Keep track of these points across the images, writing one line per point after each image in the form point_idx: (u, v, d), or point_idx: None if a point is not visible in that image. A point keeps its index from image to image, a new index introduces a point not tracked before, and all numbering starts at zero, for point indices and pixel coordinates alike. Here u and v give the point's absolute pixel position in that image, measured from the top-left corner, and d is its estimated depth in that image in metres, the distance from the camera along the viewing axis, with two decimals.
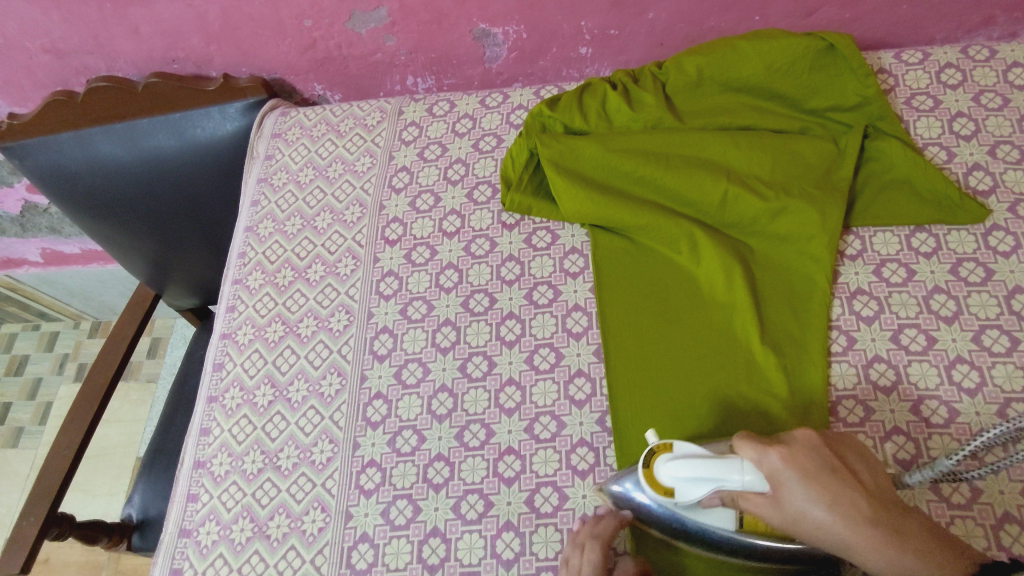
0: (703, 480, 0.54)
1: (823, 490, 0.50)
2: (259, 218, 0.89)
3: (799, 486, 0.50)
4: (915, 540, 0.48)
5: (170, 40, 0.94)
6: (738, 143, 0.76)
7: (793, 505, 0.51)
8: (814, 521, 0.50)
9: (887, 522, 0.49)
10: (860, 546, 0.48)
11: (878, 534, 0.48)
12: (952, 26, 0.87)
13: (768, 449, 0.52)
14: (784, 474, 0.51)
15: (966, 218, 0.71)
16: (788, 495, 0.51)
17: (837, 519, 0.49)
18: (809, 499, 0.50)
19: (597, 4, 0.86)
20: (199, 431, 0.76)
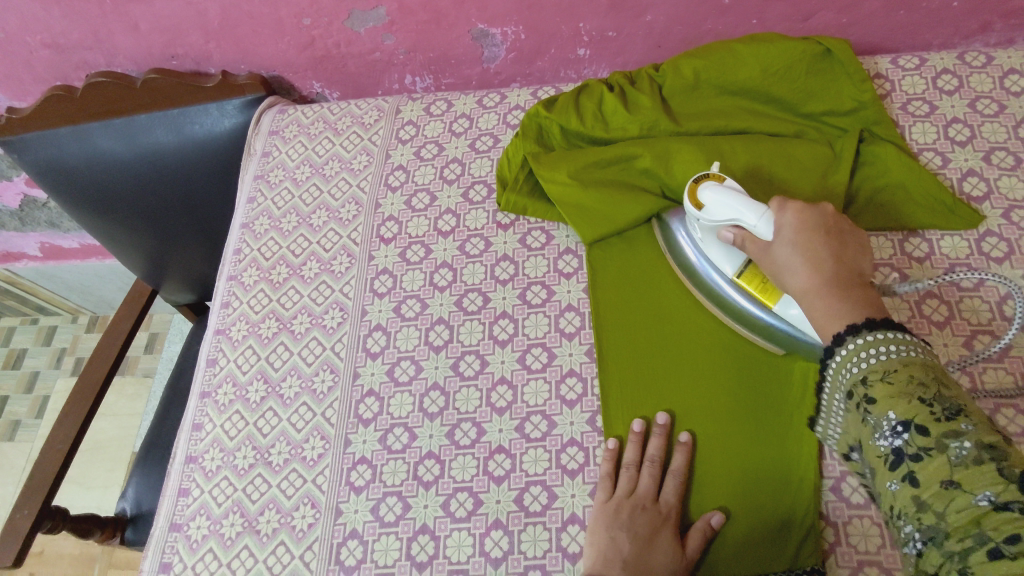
0: (727, 207, 0.64)
1: (804, 242, 0.58)
2: (255, 215, 0.89)
3: (790, 233, 0.59)
4: (852, 300, 0.55)
5: (169, 37, 0.94)
6: (735, 145, 0.75)
7: (777, 246, 0.59)
8: (784, 262, 0.59)
9: (842, 284, 0.56)
10: (807, 284, 0.57)
11: (826, 283, 0.56)
12: (949, 32, 0.87)
13: (787, 205, 0.60)
14: (786, 224, 0.59)
15: (960, 224, 0.71)
16: (782, 230, 0.59)
17: (798, 267, 0.57)
18: (789, 246, 0.58)
19: (595, 6, 0.86)
20: (191, 426, 0.76)
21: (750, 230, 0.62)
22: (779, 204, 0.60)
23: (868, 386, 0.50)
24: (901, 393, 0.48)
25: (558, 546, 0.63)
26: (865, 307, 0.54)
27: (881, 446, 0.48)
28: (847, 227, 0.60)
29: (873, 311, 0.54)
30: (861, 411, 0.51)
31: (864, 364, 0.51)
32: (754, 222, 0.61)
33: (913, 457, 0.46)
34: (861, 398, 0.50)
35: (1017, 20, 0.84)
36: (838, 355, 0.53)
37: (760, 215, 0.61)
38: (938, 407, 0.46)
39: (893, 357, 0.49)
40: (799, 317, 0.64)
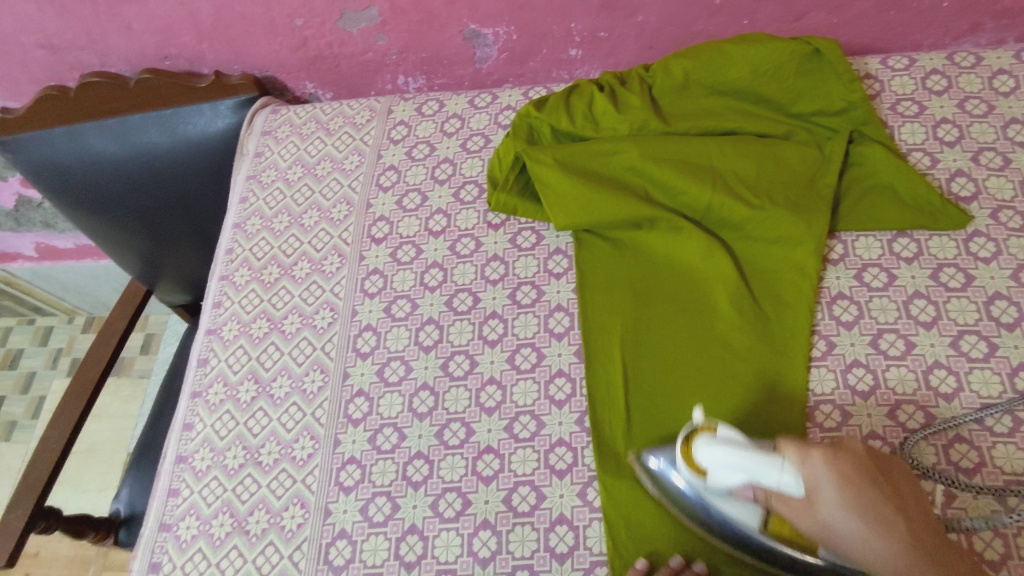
0: (736, 468, 0.53)
1: (858, 516, 0.49)
2: (247, 215, 0.89)
3: (836, 503, 0.49)
4: (946, 567, 0.47)
5: (162, 37, 0.94)
6: (723, 146, 0.76)
7: (828, 515, 0.50)
8: (843, 536, 0.49)
9: (928, 553, 0.48)
10: (892, 564, 0.48)
11: (910, 556, 0.47)
12: (939, 32, 0.87)
13: (814, 454, 0.51)
14: (824, 488, 0.50)
15: (949, 224, 0.71)
16: (826, 504, 0.50)
17: (872, 545, 0.48)
18: (839, 517, 0.49)
19: (586, 6, 0.86)
20: (182, 426, 0.77)
21: (775, 487, 0.52)
22: (800, 457, 0.51)
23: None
24: None
25: (546, 546, 0.64)
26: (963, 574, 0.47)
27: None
28: (875, 456, 0.54)
29: None
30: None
31: None
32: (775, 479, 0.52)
33: None
34: None
35: (1008, 20, 0.84)
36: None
37: (782, 476, 0.51)
38: None
39: None
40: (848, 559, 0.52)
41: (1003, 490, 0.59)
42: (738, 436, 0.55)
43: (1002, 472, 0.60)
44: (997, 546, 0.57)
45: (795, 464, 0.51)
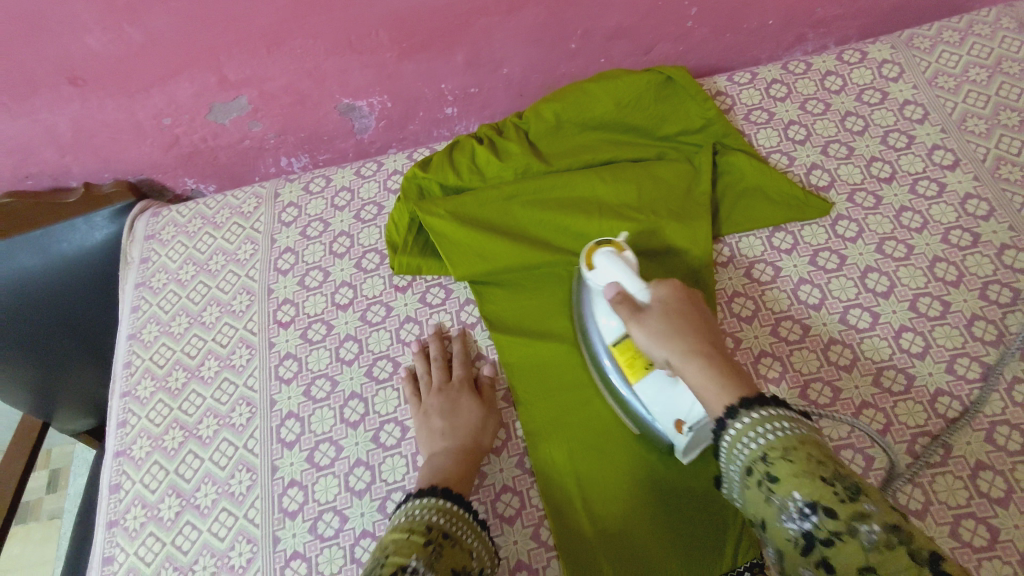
0: (613, 270, 0.64)
1: (672, 319, 0.60)
2: (141, 324, 0.85)
3: (659, 312, 0.60)
4: (726, 372, 0.55)
5: (20, 157, 0.90)
6: (605, 175, 0.80)
7: (649, 314, 0.60)
8: (661, 335, 0.59)
9: (718, 356, 0.57)
10: (686, 357, 0.57)
11: (706, 358, 0.56)
12: (772, 46, 0.96)
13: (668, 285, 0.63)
14: (661, 301, 0.61)
15: (814, 213, 0.78)
16: (657, 309, 0.60)
17: (676, 342, 0.58)
18: (657, 327, 0.59)
19: (452, 66, 0.90)
20: (101, 561, 0.71)
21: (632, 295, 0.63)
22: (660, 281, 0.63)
23: (769, 462, 0.48)
24: (808, 472, 0.46)
25: None
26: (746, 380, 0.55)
27: (788, 529, 0.46)
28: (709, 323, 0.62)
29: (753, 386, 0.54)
30: (764, 489, 0.48)
31: (761, 438, 0.49)
32: (635, 292, 0.62)
33: (829, 546, 0.44)
34: (761, 477, 0.48)
35: (825, 29, 0.95)
36: (735, 423, 0.51)
37: (642, 285, 0.63)
38: (842, 486, 0.45)
39: (779, 433, 0.49)
40: (658, 397, 0.64)
41: (912, 444, 0.64)
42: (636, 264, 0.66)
43: (908, 428, 0.65)
44: (919, 497, 0.61)
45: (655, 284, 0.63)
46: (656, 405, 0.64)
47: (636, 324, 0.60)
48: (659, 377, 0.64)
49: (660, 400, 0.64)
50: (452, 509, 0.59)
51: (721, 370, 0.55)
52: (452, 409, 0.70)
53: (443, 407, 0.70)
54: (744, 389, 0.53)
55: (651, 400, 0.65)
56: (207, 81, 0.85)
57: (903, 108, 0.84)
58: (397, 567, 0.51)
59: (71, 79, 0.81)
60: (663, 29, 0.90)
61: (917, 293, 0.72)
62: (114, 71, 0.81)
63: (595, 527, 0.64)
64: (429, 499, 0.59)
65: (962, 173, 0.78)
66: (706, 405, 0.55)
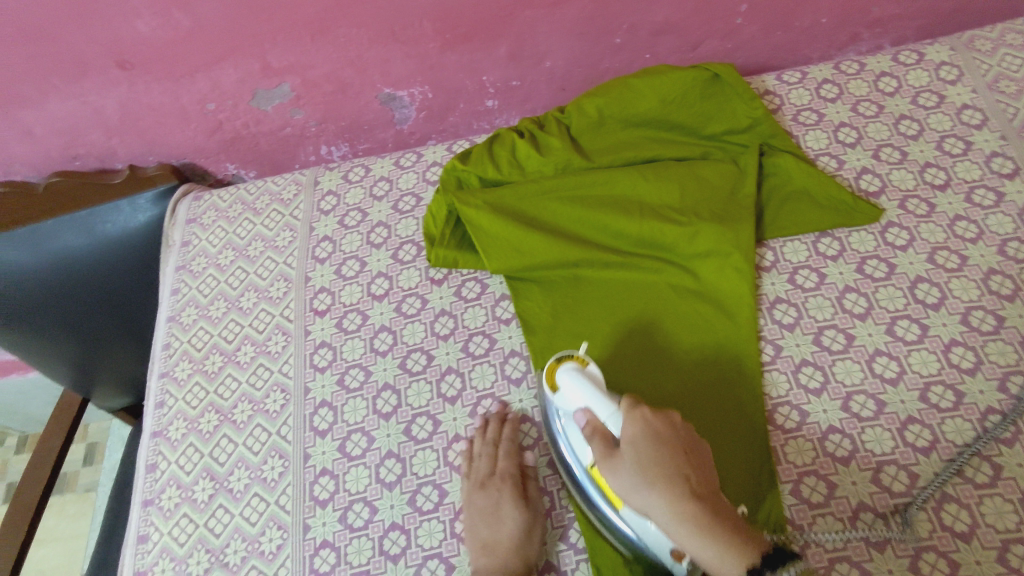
0: (581, 392, 0.59)
1: (650, 465, 0.54)
2: (180, 307, 0.87)
3: (642, 453, 0.55)
4: (722, 525, 0.52)
5: (69, 138, 0.92)
6: (647, 174, 0.78)
7: (629, 456, 0.55)
8: (644, 484, 0.54)
9: (706, 504, 0.53)
10: (676, 518, 0.53)
11: (696, 515, 0.53)
12: (824, 45, 0.94)
13: (641, 408, 0.58)
14: (637, 434, 0.56)
15: (863, 219, 0.75)
16: (630, 451, 0.55)
17: (660, 494, 0.53)
18: (640, 471, 0.54)
19: (495, 58, 0.89)
20: (136, 538, 0.72)
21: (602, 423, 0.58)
22: (629, 406, 0.58)
23: None
24: None
25: None
26: (740, 531, 0.53)
27: None
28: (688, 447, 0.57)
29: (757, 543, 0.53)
30: None
31: None
32: (608, 421, 0.58)
33: None
34: None
35: (881, 28, 0.92)
36: None
37: (612, 410, 0.58)
38: None
39: None
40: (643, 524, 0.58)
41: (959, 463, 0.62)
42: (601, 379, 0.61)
43: (955, 446, 0.62)
44: (965, 518, 0.59)
45: (625, 410, 0.58)
46: (644, 538, 0.58)
47: (609, 470, 0.56)
48: (636, 516, 0.58)
49: (649, 525, 0.57)
50: None
51: (720, 528, 0.52)
52: (494, 518, 0.64)
53: (485, 513, 0.65)
54: (749, 548, 0.52)
55: (638, 531, 0.58)
56: (251, 68, 0.85)
57: (961, 112, 0.81)
58: None
59: (120, 63, 0.82)
60: (712, 25, 0.88)
61: (969, 306, 0.69)
62: (162, 56, 0.82)
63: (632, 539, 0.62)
64: None
65: (1022, 182, 0.75)
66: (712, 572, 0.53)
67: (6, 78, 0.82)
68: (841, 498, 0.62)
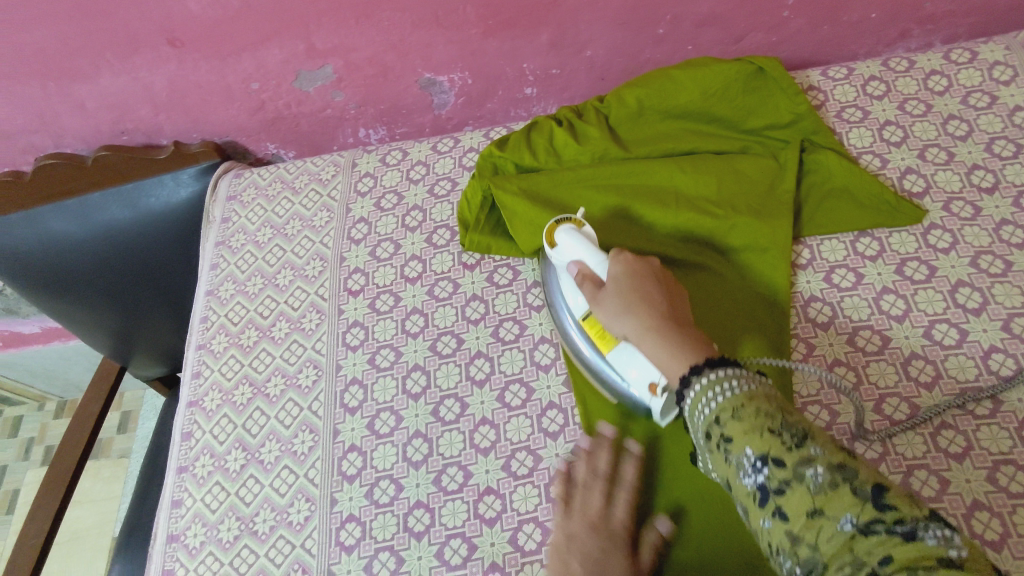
0: (574, 245, 0.68)
1: (626, 291, 0.62)
2: (219, 281, 0.89)
3: (620, 285, 0.62)
4: (681, 338, 0.56)
5: (118, 112, 0.94)
6: (685, 166, 0.78)
7: (610, 288, 0.63)
8: (621, 309, 0.61)
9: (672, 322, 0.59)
10: (643, 330, 0.58)
11: (659, 326, 0.58)
12: (872, 41, 0.92)
13: (625, 254, 0.66)
14: (617, 272, 0.64)
15: (905, 220, 0.74)
16: (613, 284, 0.63)
17: (634, 315, 0.60)
18: (618, 299, 0.61)
19: (536, 46, 0.89)
20: (170, 503, 0.75)
21: (591, 270, 0.66)
22: (616, 253, 0.66)
23: (722, 426, 0.48)
24: (755, 428, 0.46)
25: None
26: (695, 343, 0.56)
27: (746, 486, 0.46)
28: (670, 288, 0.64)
29: (707, 350, 0.56)
30: (721, 451, 0.48)
31: (713, 403, 0.49)
32: (596, 266, 0.66)
33: (780, 496, 0.44)
34: (718, 442, 0.48)
35: (932, 25, 0.89)
36: (691, 390, 0.51)
37: (599, 259, 0.66)
38: (788, 435, 0.45)
39: (733, 393, 0.49)
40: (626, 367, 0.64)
41: (993, 471, 0.61)
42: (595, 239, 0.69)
43: (990, 454, 0.61)
44: (996, 527, 0.58)
45: (612, 257, 0.66)
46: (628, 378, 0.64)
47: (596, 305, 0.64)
48: (622, 358, 0.64)
49: (634, 368, 0.63)
50: None
51: (677, 337, 0.56)
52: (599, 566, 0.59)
53: (590, 559, 0.59)
54: (701, 354, 0.55)
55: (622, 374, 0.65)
56: (296, 49, 0.87)
57: (1012, 114, 0.79)
58: None
59: (170, 40, 0.84)
60: (757, 18, 0.87)
61: (1011, 313, 0.67)
62: (210, 35, 0.84)
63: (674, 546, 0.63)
64: None
65: None
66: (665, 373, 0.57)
67: (62, 53, 0.85)
68: None
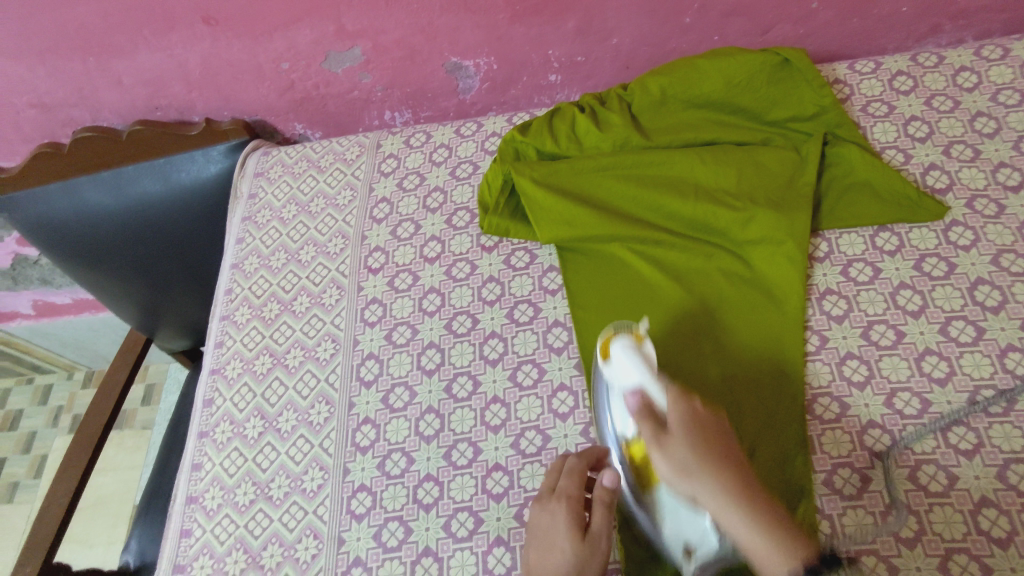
0: (632, 369, 0.58)
1: (701, 448, 0.53)
2: (244, 255, 0.91)
3: (687, 439, 0.53)
4: (772, 519, 0.51)
5: (153, 89, 0.97)
6: (705, 157, 0.78)
7: (675, 439, 0.53)
8: (688, 471, 0.52)
9: (753, 496, 0.52)
10: (721, 505, 0.52)
11: (742, 494, 0.52)
12: (902, 36, 0.91)
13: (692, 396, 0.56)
14: (684, 420, 0.54)
15: (927, 216, 0.73)
16: (685, 430, 0.54)
17: (706, 481, 0.52)
18: (688, 457, 0.52)
19: (562, 32, 0.90)
20: (190, 466, 0.77)
21: (653, 402, 0.57)
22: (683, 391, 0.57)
23: None
24: None
25: None
26: (789, 527, 0.51)
27: None
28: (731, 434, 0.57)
29: (804, 540, 0.51)
30: None
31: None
32: (657, 401, 0.56)
33: None
34: None
35: (965, 21, 0.88)
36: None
37: (663, 395, 0.57)
38: None
39: None
40: (671, 514, 0.58)
41: (1003, 468, 0.60)
42: (654, 359, 0.60)
43: (1001, 452, 0.61)
44: (1003, 524, 0.58)
45: (676, 394, 0.56)
46: (668, 523, 0.58)
47: (661, 448, 0.53)
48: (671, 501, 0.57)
49: (673, 522, 0.58)
50: None
51: (762, 516, 0.51)
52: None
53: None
54: (798, 543, 0.50)
55: (664, 518, 0.58)
56: (326, 30, 0.88)
57: None
58: None
59: (205, 18, 0.86)
60: (785, 9, 0.87)
61: None
62: (244, 13, 0.86)
63: None
64: None
65: None
66: (752, 555, 0.51)
67: (102, 29, 0.87)
68: (874, 492, 0.61)
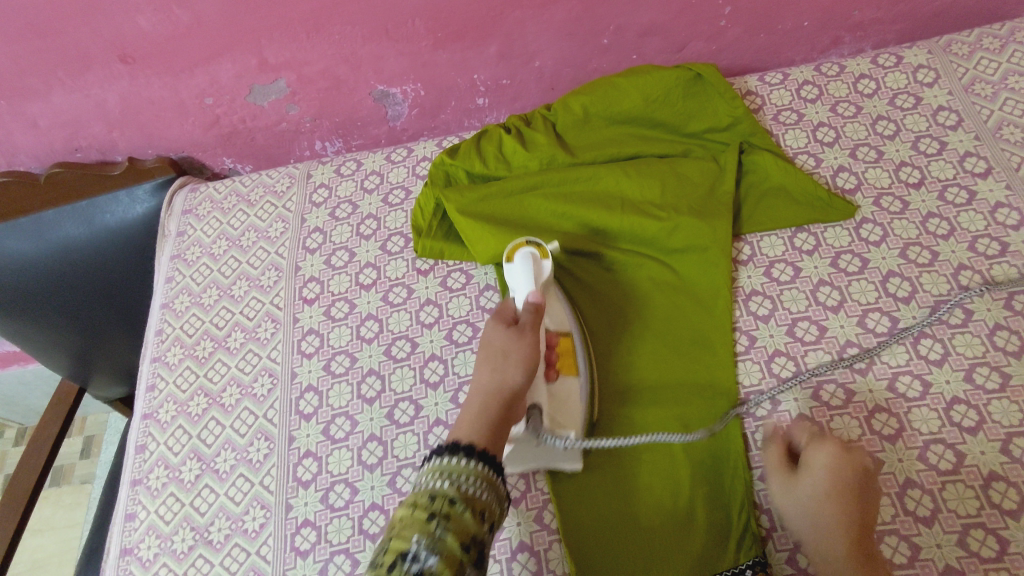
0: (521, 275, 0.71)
1: (834, 496, 0.58)
2: (174, 294, 0.89)
3: (822, 479, 0.59)
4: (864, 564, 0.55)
5: (71, 130, 0.94)
6: (629, 171, 0.80)
7: (813, 525, 0.59)
8: (806, 512, 0.59)
9: (861, 547, 0.56)
10: (830, 549, 0.56)
11: (850, 549, 0.55)
12: (807, 48, 0.96)
13: (829, 444, 0.61)
14: (822, 462, 0.60)
15: (839, 215, 0.77)
16: (827, 492, 0.59)
17: (823, 517, 0.58)
18: (818, 497, 0.59)
19: (485, 57, 0.92)
20: (124, 516, 0.74)
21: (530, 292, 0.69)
22: (818, 442, 0.62)
23: None
24: None
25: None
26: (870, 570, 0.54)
27: None
28: (868, 474, 0.60)
29: None
30: None
31: None
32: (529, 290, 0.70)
33: None
34: None
35: (862, 32, 0.94)
36: None
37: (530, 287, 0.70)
38: None
39: None
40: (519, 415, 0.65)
41: (923, 450, 0.63)
42: (543, 271, 0.72)
43: (920, 434, 0.64)
44: (927, 504, 0.61)
45: (809, 444, 0.62)
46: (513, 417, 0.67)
47: (516, 336, 0.64)
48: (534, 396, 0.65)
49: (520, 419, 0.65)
50: (456, 467, 0.52)
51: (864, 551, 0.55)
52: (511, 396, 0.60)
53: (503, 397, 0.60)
54: None
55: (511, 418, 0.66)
56: (248, 63, 0.88)
57: (936, 113, 0.83)
58: (396, 556, 0.46)
59: (122, 57, 0.85)
60: (696, 28, 0.91)
61: (939, 300, 0.71)
62: (161, 50, 0.85)
63: (614, 534, 0.63)
64: (462, 461, 0.52)
65: (994, 181, 0.77)
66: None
67: (13, 72, 0.85)
68: None
